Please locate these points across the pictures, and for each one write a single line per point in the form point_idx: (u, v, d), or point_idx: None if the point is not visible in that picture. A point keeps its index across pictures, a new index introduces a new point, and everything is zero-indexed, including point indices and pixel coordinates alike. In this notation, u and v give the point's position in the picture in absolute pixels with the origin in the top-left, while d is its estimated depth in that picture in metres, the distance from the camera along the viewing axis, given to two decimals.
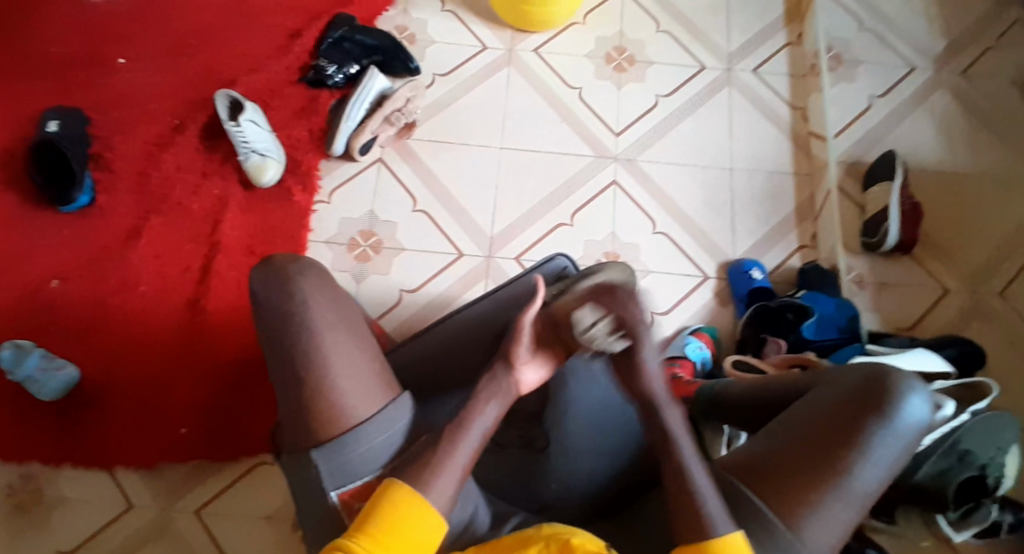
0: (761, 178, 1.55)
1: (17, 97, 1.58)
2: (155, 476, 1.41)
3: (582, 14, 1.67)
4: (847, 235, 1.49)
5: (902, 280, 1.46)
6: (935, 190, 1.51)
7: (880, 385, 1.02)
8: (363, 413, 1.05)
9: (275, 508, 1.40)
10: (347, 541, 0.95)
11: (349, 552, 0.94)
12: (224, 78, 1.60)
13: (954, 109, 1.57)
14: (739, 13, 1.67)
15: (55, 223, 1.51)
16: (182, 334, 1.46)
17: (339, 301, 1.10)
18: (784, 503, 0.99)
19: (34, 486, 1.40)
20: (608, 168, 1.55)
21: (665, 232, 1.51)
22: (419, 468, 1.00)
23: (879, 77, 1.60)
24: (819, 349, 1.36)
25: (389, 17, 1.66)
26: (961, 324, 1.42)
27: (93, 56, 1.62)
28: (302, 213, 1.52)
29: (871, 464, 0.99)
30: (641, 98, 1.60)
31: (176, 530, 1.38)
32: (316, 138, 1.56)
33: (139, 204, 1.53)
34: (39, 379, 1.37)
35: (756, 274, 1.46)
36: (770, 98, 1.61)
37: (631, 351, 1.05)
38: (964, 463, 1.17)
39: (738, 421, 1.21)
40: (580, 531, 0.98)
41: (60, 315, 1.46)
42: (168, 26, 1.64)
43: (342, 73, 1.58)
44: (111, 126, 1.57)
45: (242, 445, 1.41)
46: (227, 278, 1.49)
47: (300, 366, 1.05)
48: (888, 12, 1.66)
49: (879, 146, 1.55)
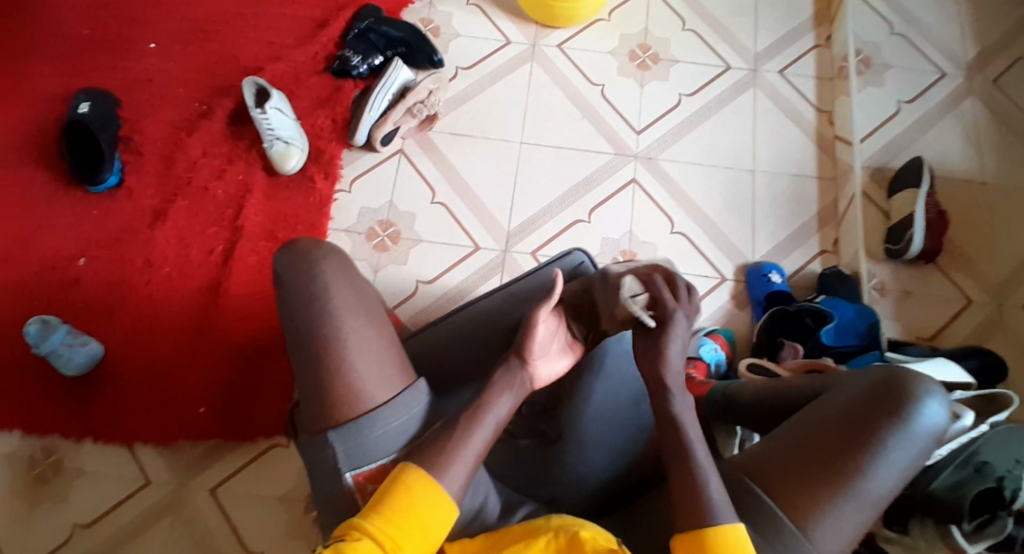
0: (783, 181, 1.54)
1: (52, 79, 1.62)
2: (173, 454, 1.44)
3: (607, 11, 1.66)
4: (871, 241, 1.47)
5: (926, 289, 1.44)
6: (962, 198, 1.48)
7: (896, 386, 1.03)
8: (379, 397, 1.08)
9: (288, 489, 1.43)
10: (360, 520, 0.96)
11: (362, 532, 0.95)
12: (250, 65, 1.63)
13: (984, 117, 1.54)
14: (767, 13, 1.65)
15: (84, 203, 1.55)
16: (203, 315, 1.49)
17: (359, 286, 1.13)
18: (796, 503, 1.00)
19: (56, 458, 1.44)
20: (628, 166, 1.55)
21: (684, 232, 1.51)
22: (424, 455, 1.01)
23: (908, 81, 1.57)
24: (836, 355, 1.35)
25: (416, 9, 1.67)
26: (983, 335, 1.40)
27: (125, 41, 1.65)
28: (324, 201, 1.54)
29: (885, 467, 0.99)
30: (664, 96, 1.59)
31: (192, 506, 1.41)
32: (339, 127, 1.58)
33: (165, 186, 1.56)
34: (64, 354, 1.40)
35: (775, 277, 1.45)
36: (796, 100, 1.59)
37: (660, 330, 1.08)
38: (981, 474, 1.15)
39: (752, 422, 1.21)
40: (588, 525, 1.00)
41: (85, 293, 1.50)
42: (199, 13, 1.67)
43: (367, 64, 1.59)
44: (141, 110, 1.60)
45: (259, 426, 1.44)
46: (249, 262, 1.52)
47: (317, 351, 1.08)
48: (920, 16, 1.63)
49: (906, 151, 1.52)
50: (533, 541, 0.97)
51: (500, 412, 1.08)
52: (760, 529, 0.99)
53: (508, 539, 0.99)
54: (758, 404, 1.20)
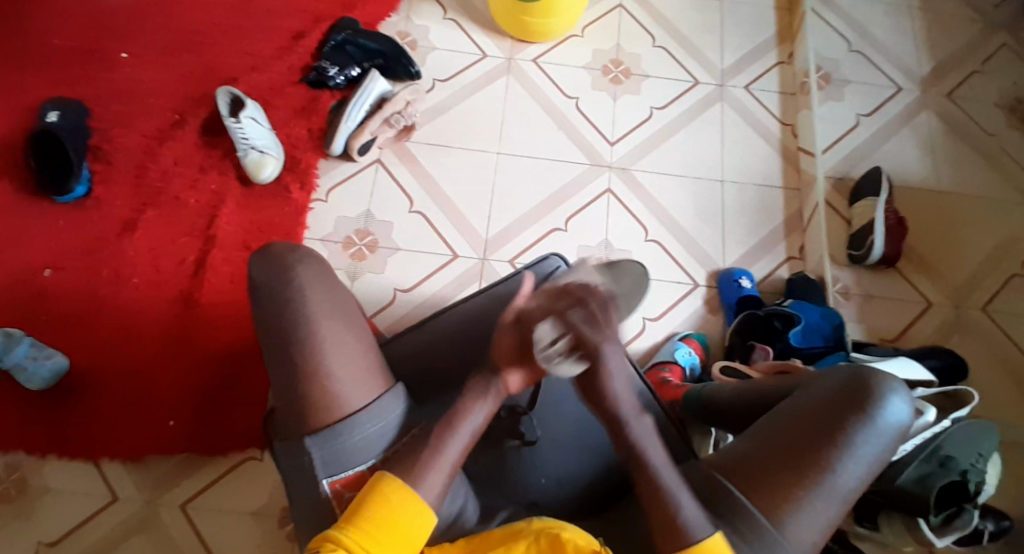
0: (751, 191, 1.59)
1: (18, 87, 1.59)
2: (142, 469, 1.40)
3: (581, 27, 1.71)
4: (834, 247, 1.54)
5: (888, 293, 1.50)
6: (918, 206, 1.56)
7: (862, 385, 1.06)
8: (356, 403, 1.06)
9: (262, 503, 1.40)
10: (335, 532, 0.95)
11: (337, 543, 0.94)
12: (226, 75, 1.62)
13: (938, 129, 1.62)
14: (733, 32, 1.73)
15: (51, 213, 1.52)
16: (173, 326, 1.47)
17: (334, 289, 1.11)
18: (769, 498, 1.02)
19: (20, 475, 1.39)
20: (603, 176, 1.59)
21: (656, 240, 1.55)
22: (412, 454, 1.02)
23: (866, 97, 1.65)
24: (805, 356, 1.38)
25: (392, 22, 1.69)
26: (942, 336, 1.46)
27: (97, 50, 1.63)
28: (300, 209, 1.54)
29: (853, 462, 1.02)
30: (636, 109, 1.64)
31: (162, 522, 1.38)
32: (316, 137, 1.59)
33: (136, 196, 1.54)
34: (28, 368, 1.36)
35: (745, 283, 1.50)
36: (761, 114, 1.66)
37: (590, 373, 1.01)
38: (945, 468, 1.18)
39: (726, 421, 1.24)
40: (569, 526, 0.99)
41: (51, 304, 1.46)
42: (173, 23, 1.66)
43: (345, 75, 1.60)
44: (112, 119, 1.58)
45: (231, 439, 1.41)
46: (223, 272, 1.50)
47: (294, 355, 1.06)
48: (876, 35, 1.72)
49: (865, 163, 1.59)
50: (514, 545, 0.96)
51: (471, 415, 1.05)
52: (734, 526, 1.01)
53: (490, 542, 0.98)
54: (730, 403, 1.22)
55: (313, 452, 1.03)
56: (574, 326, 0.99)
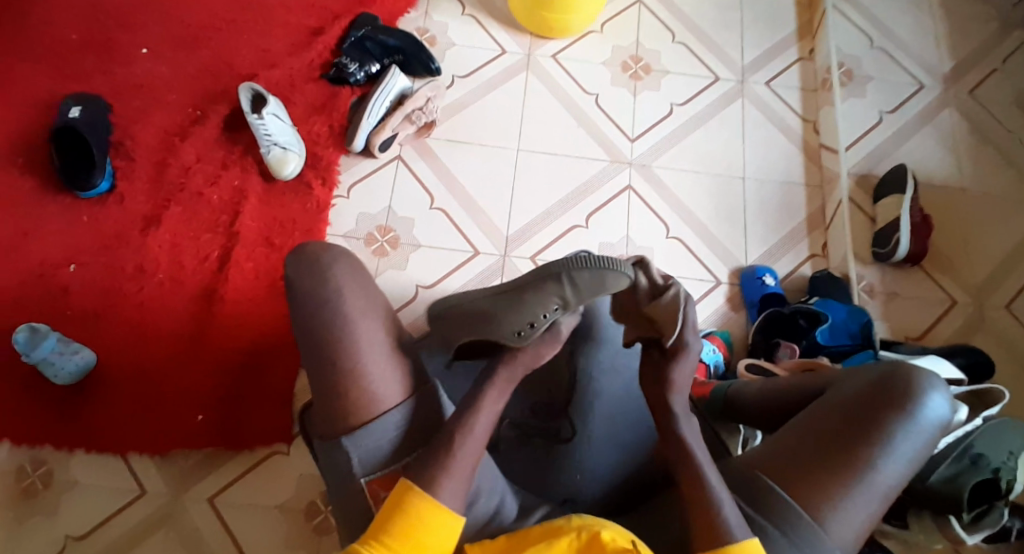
0: (772, 188, 1.59)
1: (40, 84, 1.59)
2: (168, 464, 1.41)
3: (599, 24, 1.70)
4: (859, 246, 1.53)
5: (912, 292, 1.50)
6: (942, 204, 1.55)
7: (902, 381, 1.07)
8: (392, 401, 1.08)
9: (288, 497, 1.40)
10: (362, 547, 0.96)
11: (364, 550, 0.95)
12: (246, 72, 1.62)
13: (960, 126, 1.62)
14: (752, 28, 1.72)
15: (73, 209, 1.52)
16: (197, 323, 1.47)
17: (368, 289, 1.11)
18: (810, 495, 1.03)
19: (46, 469, 1.39)
20: (623, 174, 1.58)
21: (678, 237, 1.54)
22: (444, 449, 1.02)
23: (887, 93, 1.65)
24: (831, 354, 1.39)
25: (411, 19, 1.69)
26: (967, 334, 1.46)
27: (118, 47, 1.63)
28: (321, 206, 1.54)
29: (894, 459, 1.03)
30: (656, 105, 1.64)
31: (189, 516, 1.38)
32: (337, 134, 1.58)
33: (158, 193, 1.54)
34: (56, 363, 1.36)
35: (768, 280, 1.50)
36: (782, 110, 1.65)
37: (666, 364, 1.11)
38: (977, 466, 1.18)
39: (754, 420, 1.25)
40: (610, 525, 0.98)
41: (74, 301, 1.46)
42: (193, 20, 1.66)
43: (364, 71, 1.60)
44: (133, 116, 1.58)
45: (259, 435, 1.42)
46: (245, 268, 1.50)
47: (329, 353, 1.06)
48: (897, 31, 1.71)
49: (887, 160, 1.59)
50: (555, 541, 0.95)
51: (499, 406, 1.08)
52: (778, 522, 1.03)
53: (529, 540, 0.97)
54: (759, 402, 1.23)
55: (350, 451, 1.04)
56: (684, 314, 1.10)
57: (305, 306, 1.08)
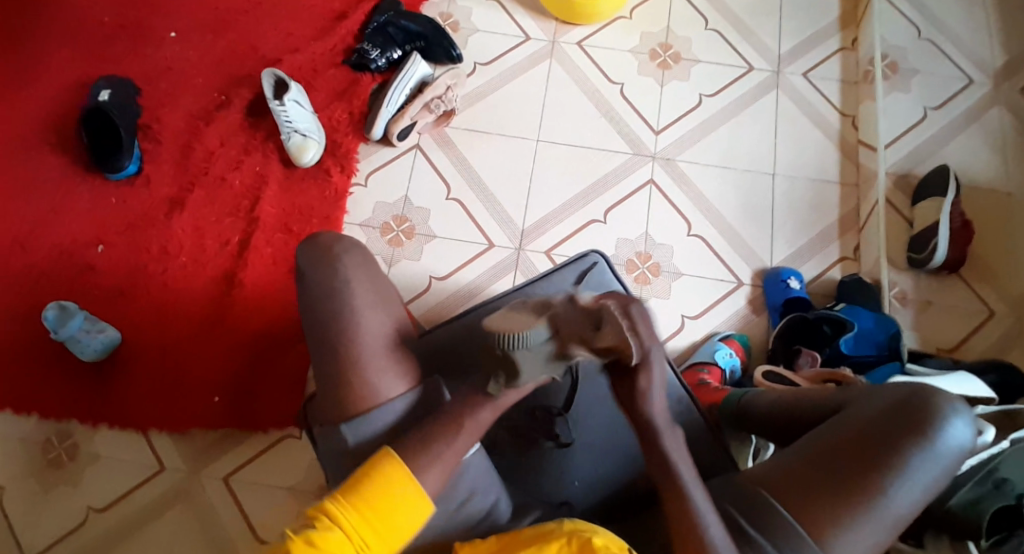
0: (804, 186, 1.52)
1: (74, 68, 1.63)
2: (187, 441, 1.43)
3: (628, 9, 1.64)
4: (893, 250, 1.44)
5: (948, 300, 1.41)
6: (986, 208, 1.45)
7: (921, 405, 1.01)
8: (392, 392, 1.05)
9: (299, 480, 1.41)
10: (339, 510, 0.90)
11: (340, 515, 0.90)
12: (269, 57, 1.63)
13: (1011, 124, 1.51)
14: (791, 15, 1.63)
15: (102, 190, 1.55)
16: (216, 305, 1.49)
17: (378, 278, 1.10)
18: (816, 518, 0.97)
19: (71, 442, 1.43)
20: (645, 167, 1.53)
21: (700, 235, 1.49)
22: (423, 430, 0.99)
23: (933, 88, 1.55)
24: (855, 365, 1.32)
25: (435, 4, 1.66)
26: (1005, 348, 1.37)
27: (147, 31, 1.65)
28: (339, 194, 1.54)
29: (907, 488, 0.97)
30: (683, 96, 1.58)
31: (204, 494, 1.40)
32: (357, 121, 1.58)
33: (182, 176, 1.56)
34: (82, 340, 1.39)
35: (793, 284, 1.43)
36: (818, 103, 1.57)
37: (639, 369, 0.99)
38: (1000, 491, 1.09)
39: (767, 433, 1.16)
40: (601, 532, 0.93)
41: (100, 280, 1.49)
42: (220, 4, 1.67)
43: (386, 57, 1.58)
44: (161, 100, 1.61)
45: (272, 418, 1.43)
46: (263, 254, 1.51)
47: (334, 344, 1.05)
48: (947, 20, 1.60)
49: (930, 159, 1.49)
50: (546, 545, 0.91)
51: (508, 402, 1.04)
52: (778, 543, 0.97)
53: (520, 542, 0.93)
54: (772, 415, 1.15)
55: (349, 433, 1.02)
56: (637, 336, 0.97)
57: (315, 296, 1.06)
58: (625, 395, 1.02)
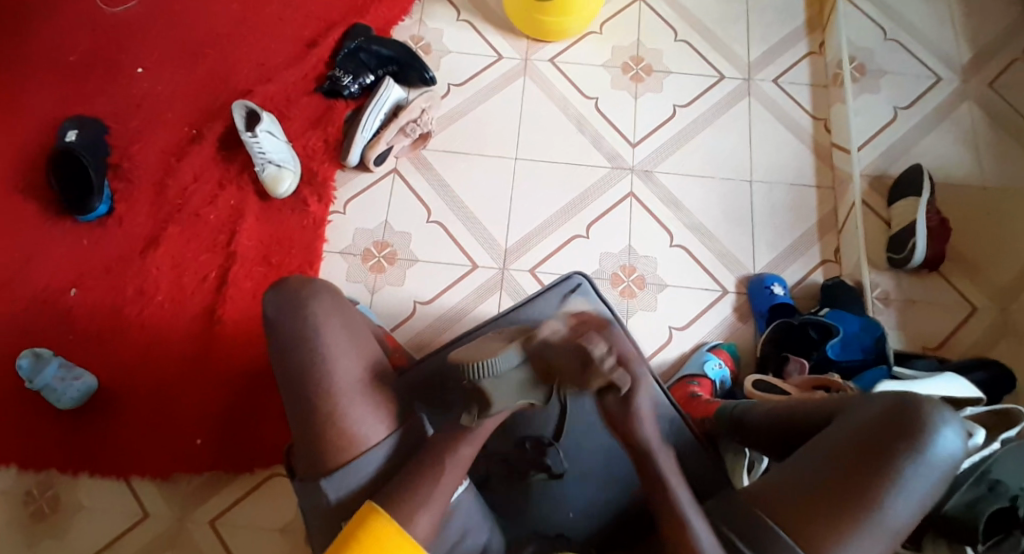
0: (782, 191, 1.53)
1: (39, 108, 1.59)
2: (171, 487, 1.40)
3: (599, 24, 1.65)
4: (873, 251, 1.46)
5: (929, 298, 1.43)
6: (961, 205, 1.47)
7: (912, 415, 1.01)
8: (373, 439, 1.05)
9: (288, 520, 1.39)
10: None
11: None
12: (241, 88, 1.61)
13: (980, 121, 1.54)
14: (759, 22, 1.65)
15: (74, 232, 1.52)
16: (198, 344, 1.46)
17: (350, 320, 1.09)
18: (814, 536, 0.98)
19: (53, 493, 1.39)
20: (624, 181, 1.53)
21: (682, 245, 1.49)
22: (410, 473, 1.00)
23: (903, 88, 1.57)
24: (844, 369, 1.33)
25: (405, 27, 1.65)
26: (988, 343, 1.39)
27: (113, 67, 1.63)
28: (318, 223, 1.52)
29: (901, 500, 0.98)
30: (658, 107, 1.58)
31: (191, 539, 1.37)
32: (332, 148, 1.56)
33: (156, 213, 1.53)
34: (58, 389, 1.37)
35: (777, 290, 1.44)
36: (791, 108, 1.59)
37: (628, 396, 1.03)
38: (995, 493, 1.10)
39: (762, 444, 1.16)
40: None
41: (77, 324, 1.46)
42: (186, 36, 1.65)
43: (359, 83, 1.57)
44: (131, 136, 1.58)
45: (258, 457, 1.40)
46: (244, 289, 1.49)
47: (311, 393, 1.03)
48: (911, 21, 1.62)
49: (903, 159, 1.51)
50: None
51: (485, 432, 1.06)
52: None
53: None
54: (763, 426, 1.16)
55: (330, 486, 1.02)
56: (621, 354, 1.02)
57: (290, 347, 1.04)
58: (619, 416, 1.05)
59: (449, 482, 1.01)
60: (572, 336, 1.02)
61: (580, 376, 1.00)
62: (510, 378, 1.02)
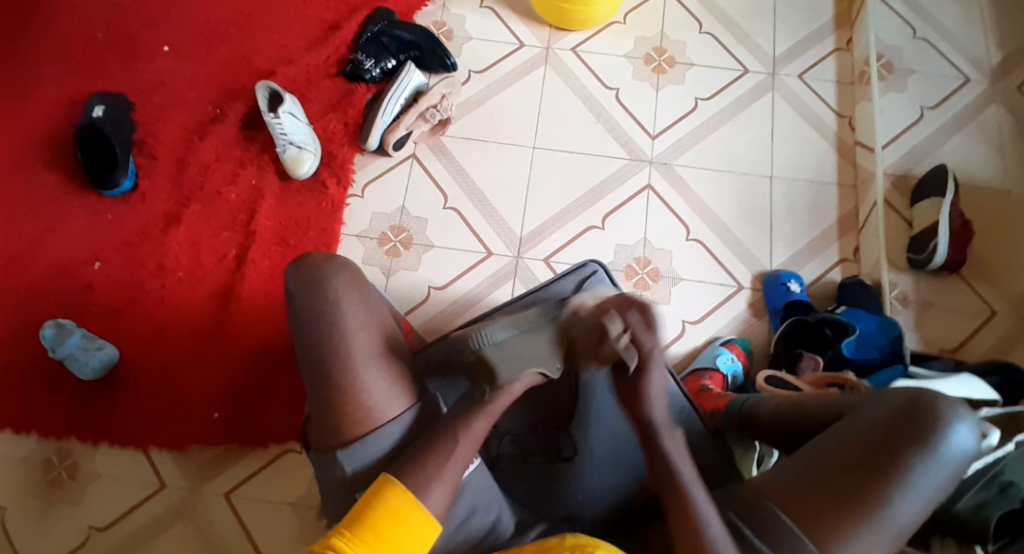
0: (802, 188, 1.51)
1: (68, 85, 1.62)
2: (187, 458, 1.42)
3: (622, 14, 1.64)
4: (893, 251, 1.44)
5: (947, 300, 1.41)
6: (985, 207, 1.44)
7: (924, 411, 1.00)
8: (387, 414, 1.04)
9: (301, 495, 1.41)
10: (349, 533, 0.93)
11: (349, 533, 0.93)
12: (263, 70, 1.62)
13: (1008, 122, 1.51)
14: (785, 16, 1.63)
15: (99, 207, 1.54)
16: (216, 321, 1.48)
17: (367, 297, 1.10)
18: (820, 527, 0.97)
19: (71, 461, 1.42)
20: (643, 172, 1.53)
21: (699, 239, 1.48)
22: (417, 449, 1.00)
23: (930, 87, 1.54)
24: (857, 368, 1.32)
25: (428, 12, 1.66)
26: (1006, 347, 1.36)
27: (140, 47, 1.65)
28: (336, 205, 1.53)
29: (910, 495, 0.97)
30: (680, 100, 1.57)
31: (205, 511, 1.39)
32: (352, 132, 1.57)
33: (179, 191, 1.56)
34: (80, 359, 1.39)
35: (794, 287, 1.42)
36: (814, 104, 1.57)
37: (639, 371, 1.08)
38: (1005, 495, 1.08)
39: (771, 439, 1.15)
40: (602, 544, 0.93)
41: (98, 297, 1.49)
42: (212, 17, 1.67)
43: (380, 68, 1.58)
44: (156, 115, 1.60)
45: (274, 432, 1.42)
46: (261, 268, 1.50)
47: (325, 369, 1.04)
48: (941, 18, 1.60)
49: (928, 159, 1.49)
50: None
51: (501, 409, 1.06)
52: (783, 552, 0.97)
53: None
54: (774, 421, 1.15)
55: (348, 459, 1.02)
56: (636, 331, 1.06)
57: (309, 321, 1.06)
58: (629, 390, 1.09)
59: (459, 458, 1.01)
60: (597, 313, 1.08)
61: (596, 348, 1.07)
62: (510, 347, 1.05)
